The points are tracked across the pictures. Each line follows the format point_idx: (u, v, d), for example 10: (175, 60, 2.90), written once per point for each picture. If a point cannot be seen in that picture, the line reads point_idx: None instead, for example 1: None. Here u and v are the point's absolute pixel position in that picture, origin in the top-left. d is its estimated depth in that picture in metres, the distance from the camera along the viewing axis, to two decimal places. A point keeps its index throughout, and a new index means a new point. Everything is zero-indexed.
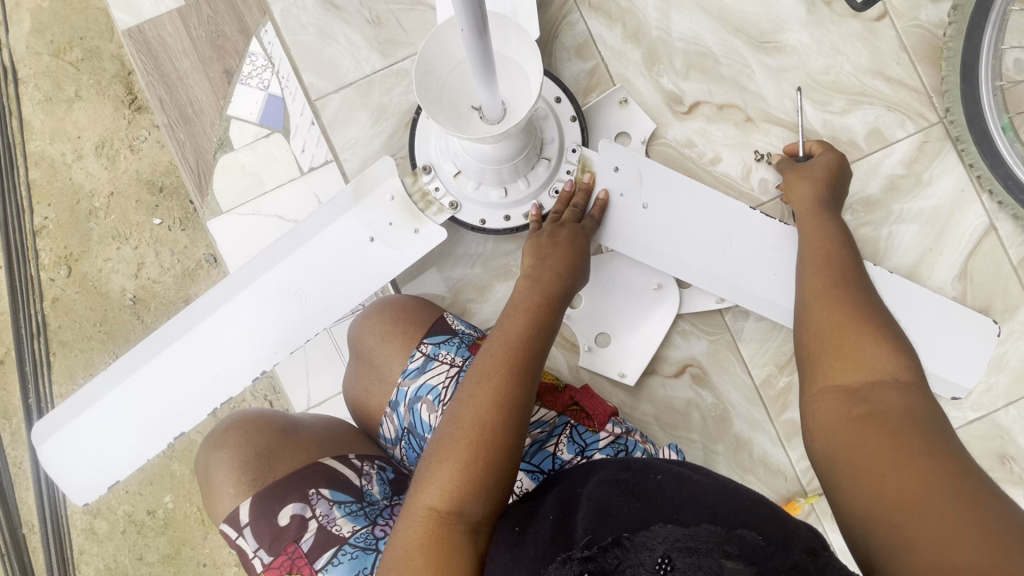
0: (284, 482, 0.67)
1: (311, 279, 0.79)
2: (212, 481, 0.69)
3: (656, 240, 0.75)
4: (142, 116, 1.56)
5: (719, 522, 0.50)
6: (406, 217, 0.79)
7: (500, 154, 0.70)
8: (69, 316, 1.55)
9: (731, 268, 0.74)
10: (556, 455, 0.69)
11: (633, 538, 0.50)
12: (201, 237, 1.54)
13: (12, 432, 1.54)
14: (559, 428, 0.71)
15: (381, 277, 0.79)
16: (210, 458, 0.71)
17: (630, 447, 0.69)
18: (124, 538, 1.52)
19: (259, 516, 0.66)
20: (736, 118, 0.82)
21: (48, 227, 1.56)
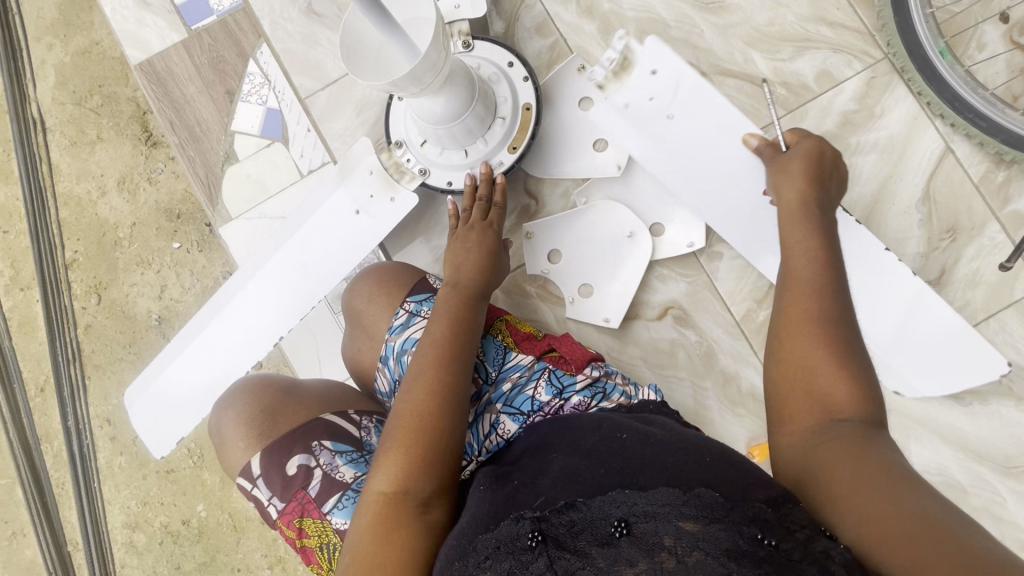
0: (289, 437, 0.75)
1: (316, 251, 0.87)
2: (224, 437, 0.78)
3: (666, 145, 0.81)
4: (158, 150, 1.69)
5: (678, 485, 0.54)
6: (384, 187, 0.87)
7: (449, 112, 0.77)
8: (100, 340, 1.66)
9: (704, 176, 0.80)
10: (535, 397, 0.75)
11: (589, 502, 0.56)
12: (217, 255, 1.64)
13: (55, 454, 1.64)
14: (537, 372, 0.77)
15: (371, 241, 0.87)
16: (221, 418, 0.79)
17: (608, 389, 0.75)
18: (162, 549, 1.58)
19: (270, 466, 0.74)
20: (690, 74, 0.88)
21: (79, 260, 1.69)
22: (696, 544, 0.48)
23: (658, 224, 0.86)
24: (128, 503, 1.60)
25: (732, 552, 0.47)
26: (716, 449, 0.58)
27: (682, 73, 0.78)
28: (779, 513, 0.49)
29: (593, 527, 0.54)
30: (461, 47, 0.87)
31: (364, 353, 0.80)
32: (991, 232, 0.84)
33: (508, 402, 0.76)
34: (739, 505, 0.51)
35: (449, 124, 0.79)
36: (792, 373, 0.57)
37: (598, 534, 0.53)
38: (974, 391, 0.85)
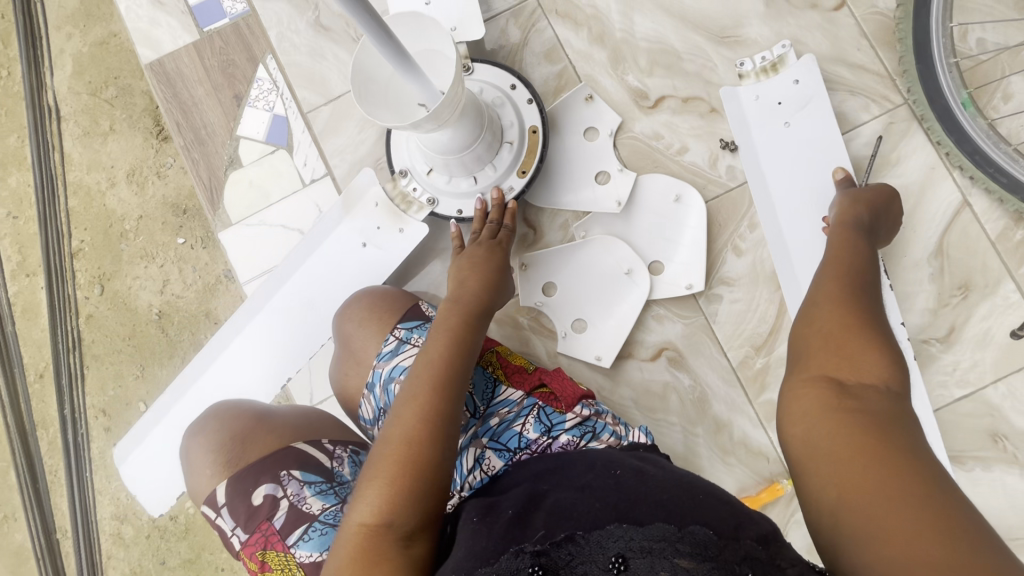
0: (255, 465, 0.74)
1: (320, 290, 0.86)
2: (195, 463, 0.77)
3: (769, 141, 0.82)
4: (168, 145, 1.70)
5: (674, 521, 0.53)
6: (392, 219, 0.86)
7: (457, 142, 0.76)
8: (101, 331, 1.67)
9: (785, 175, 0.80)
10: (523, 434, 0.73)
11: (587, 536, 0.54)
12: (220, 253, 1.65)
13: (49, 441, 1.65)
14: (527, 409, 0.76)
15: (378, 278, 0.86)
16: (191, 445, 0.78)
17: (597, 429, 0.73)
18: (148, 544, 1.59)
19: (234, 496, 0.73)
20: (701, 109, 0.86)
21: (84, 250, 1.69)
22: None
23: (658, 262, 0.83)
24: (118, 494, 1.61)
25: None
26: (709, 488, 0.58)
27: (819, 92, 0.82)
28: (771, 551, 0.51)
29: (591, 562, 0.52)
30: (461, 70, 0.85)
31: (349, 378, 0.79)
32: (1004, 292, 0.81)
33: (496, 437, 0.74)
34: (731, 543, 0.51)
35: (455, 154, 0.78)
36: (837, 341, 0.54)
37: (595, 572, 0.51)
38: (978, 456, 0.81)
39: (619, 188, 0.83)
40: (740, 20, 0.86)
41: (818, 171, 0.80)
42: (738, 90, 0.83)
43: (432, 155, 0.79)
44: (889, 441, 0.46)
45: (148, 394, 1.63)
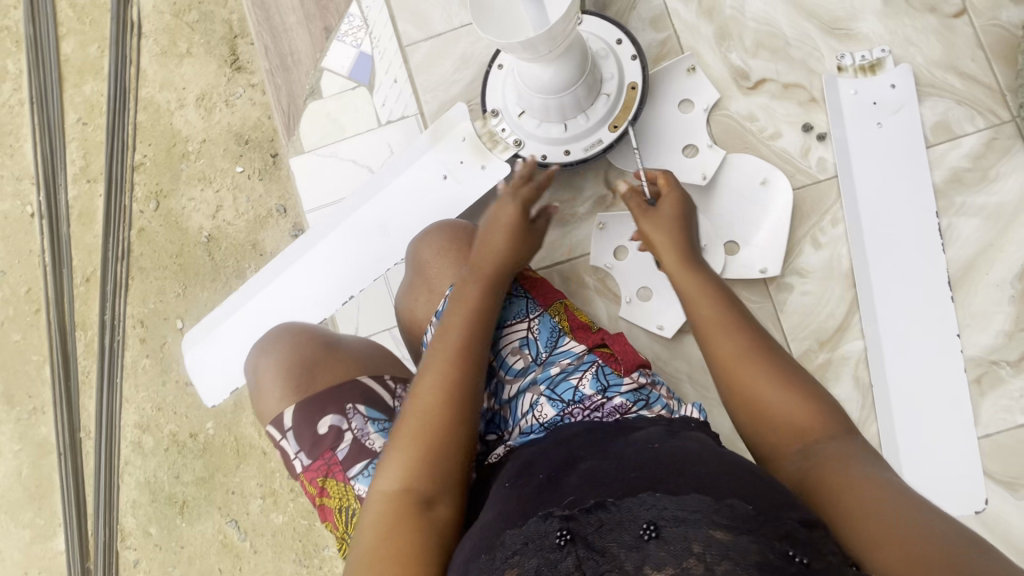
0: (323, 396, 0.78)
1: (397, 217, 0.94)
2: (262, 388, 0.80)
3: (859, 142, 0.83)
4: (241, 75, 1.73)
5: (710, 493, 0.52)
6: (475, 156, 0.92)
7: (556, 82, 0.77)
8: (149, 245, 1.70)
9: (870, 178, 0.83)
10: (579, 388, 0.76)
11: (618, 503, 0.54)
12: (275, 187, 1.68)
13: (86, 342, 1.69)
14: (586, 363, 0.78)
15: (449, 209, 0.91)
16: (259, 365, 0.82)
17: (650, 398, 0.75)
18: (165, 457, 1.62)
19: (301, 422, 0.77)
20: (800, 97, 0.85)
21: (145, 165, 1.73)
22: (726, 554, 0.47)
23: (735, 243, 0.83)
24: (143, 405, 1.65)
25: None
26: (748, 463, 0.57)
27: (912, 101, 0.83)
28: (813, 535, 0.49)
29: (621, 529, 0.52)
30: None
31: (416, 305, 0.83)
32: None
33: (552, 386, 0.77)
34: (773, 520, 0.50)
35: (549, 94, 0.79)
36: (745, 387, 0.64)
37: (625, 538, 0.51)
38: None
39: (706, 163, 0.83)
40: (855, 13, 0.85)
41: (903, 181, 0.82)
42: (839, 79, 0.84)
43: (528, 95, 0.82)
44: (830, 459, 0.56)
45: (186, 313, 1.66)
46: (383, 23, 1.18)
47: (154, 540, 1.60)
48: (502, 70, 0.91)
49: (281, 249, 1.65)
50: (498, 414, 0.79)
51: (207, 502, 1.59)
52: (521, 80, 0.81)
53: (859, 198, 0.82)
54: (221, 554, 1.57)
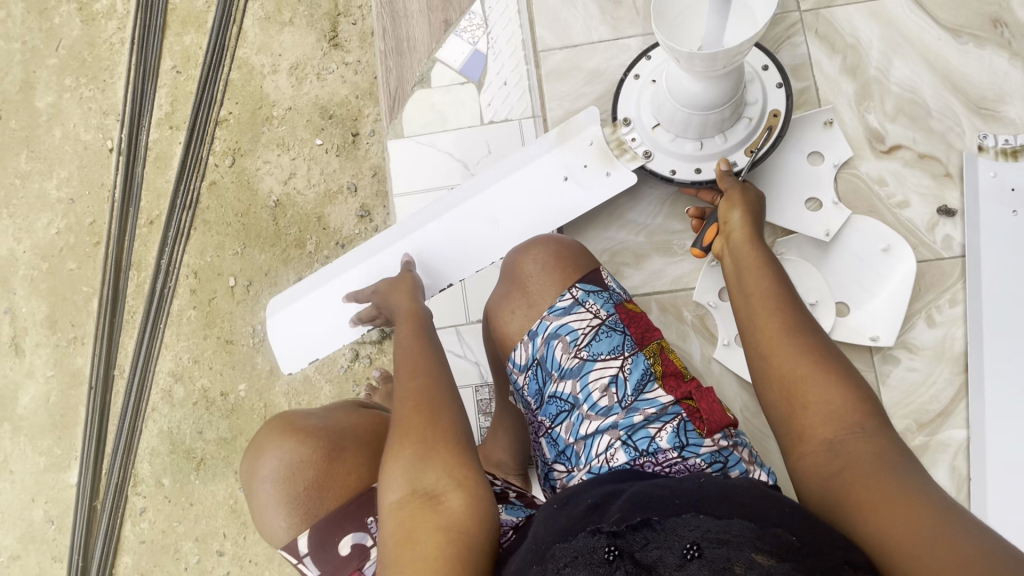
0: (342, 515, 0.80)
1: (508, 211, 0.96)
2: (266, 514, 0.81)
3: (992, 229, 0.84)
4: (336, 52, 1.76)
5: (753, 519, 0.51)
6: (600, 161, 0.94)
7: (704, 100, 0.80)
8: (217, 199, 1.71)
9: (997, 266, 0.83)
10: (655, 439, 0.71)
11: (662, 523, 0.53)
12: (350, 165, 1.70)
13: (137, 283, 1.69)
14: (669, 415, 0.72)
15: (571, 211, 0.94)
16: (262, 490, 0.81)
17: (730, 461, 0.70)
18: (191, 411, 1.60)
19: (318, 547, 0.80)
20: (934, 170, 0.86)
21: (229, 121, 1.75)
22: None
23: (845, 305, 0.85)
24: (181, 354, 1.63)
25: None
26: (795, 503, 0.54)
27: None
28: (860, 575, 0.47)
29: (664, 550, 0.51)
30: None
31: (509, 308, 0.84)
32: None
33: (630, 433, 0.72)
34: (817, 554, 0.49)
35: (691, 108, 0.82)
36: (787, 388, 0.62)
37: (670, 558, 0.50)
38: None
39: (830, 220, 0.85)
40: (1003, 98, 0.85)
41: None
42: (979, 158, 0.85)
43: (671, 109, 0.85)
44: (885, 477, 0.53)
45: (240, 272, 1.66)
46: (503, 26, 1.18)
47: (164, 492, 1.58)
48: (638, 79, 0.94)
49: (344, 228, 1.66)
50: (570, 447, 0.76)
51: (224, 463, 1.57)
52: (668, 92, 0.84)
53: (983, 283, 0.83)
54: (228, 519, 1.55)
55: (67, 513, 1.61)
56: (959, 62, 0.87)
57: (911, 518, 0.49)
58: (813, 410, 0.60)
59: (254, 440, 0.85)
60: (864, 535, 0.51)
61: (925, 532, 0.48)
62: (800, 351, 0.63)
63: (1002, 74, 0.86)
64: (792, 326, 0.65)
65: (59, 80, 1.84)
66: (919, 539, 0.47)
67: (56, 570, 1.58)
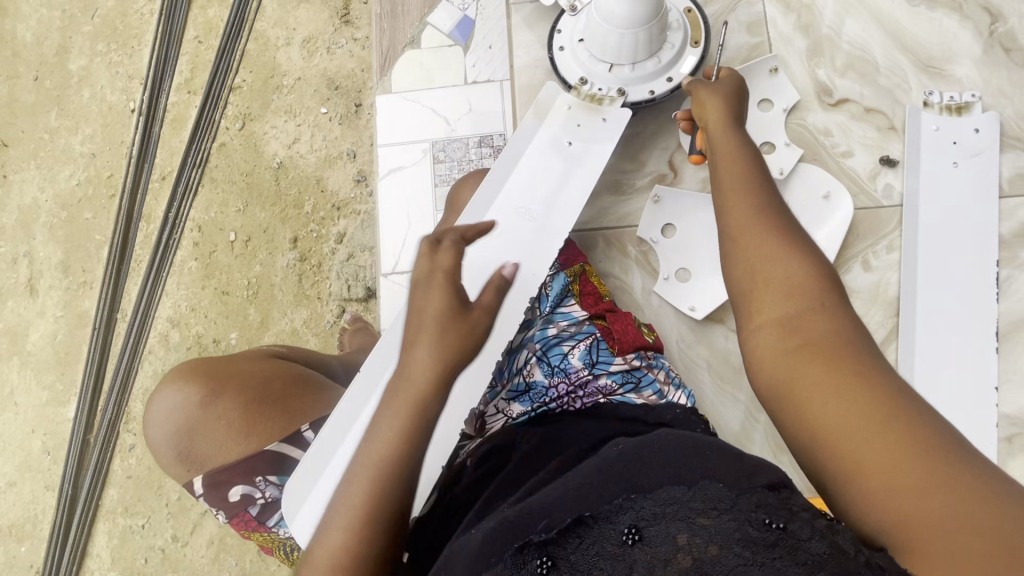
0: (230, 470, 0.86)
1: (553, 207, 0.98)
2: (162, 452, 0.87)
3: (937, 179, 0.91)
4: (347, 29, 1.86)
5: (683, 481, 0.53)
6: (591, 113, 1.02)
7: (650, 12, 0.94)
8: (226, 159, 1.81)
9: (937, 213, 0.90)
10: (568, 354, 0.84)
11: (593, 518, 0.53)
12: (352, 134, 1.78)
13: (146, 234, 1.80)
14: (582, 335, 0.86)
15: (590, 166, 1.00)
16: (158, 426, 0.86)
17: (640, 381, 0.81)
18: (184, 355, 1.69)
19: (211, 490, 0.87)
20: (879, 123, 0.95)
21: (242, 88, 1.86)
22: (712, 540, 0.47)
23: None
24: (180, 302, 1.72)
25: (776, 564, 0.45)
26: (721, 448, 0.57)
27: (993, 146, 0.90)
28: (783, 497, 0.50)
29: (603, 540, 0.51)
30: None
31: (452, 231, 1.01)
32: None
33: (545, 343, 0.86)
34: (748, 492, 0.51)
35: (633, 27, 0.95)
36: (753, 269, 0.60)
37: (608, 547, 0.51)
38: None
39: (783, 158, 0.93)
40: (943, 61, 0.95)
41: (968, 220, 0.89)
42: (923, 112, 0.94)
43: (620, 41, 0.98)
44: (839, 361, 0.52)
45: (241, 228, 1.75)
46: None
47: None
48: (564, 49, 1.06)
49: (341, 190, 1.74)
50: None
51: None
52: (610, 31, 0.97)
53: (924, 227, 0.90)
54: None
55: (63, 444, 1.70)
56: (911, 24, 0.96)
57: (862, 417, 0.48)
58: (764, 289, 0.58)
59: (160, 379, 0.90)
60: (803, 424, 0.51)
61: (883, 455, 0.46)
62: (769, 239, 0.61)
63: (951, 36, 0.95)
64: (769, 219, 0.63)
65: (92, 46, 1.97)
66: (858, 432, 0.48)
67: (48, 497, 1.67)
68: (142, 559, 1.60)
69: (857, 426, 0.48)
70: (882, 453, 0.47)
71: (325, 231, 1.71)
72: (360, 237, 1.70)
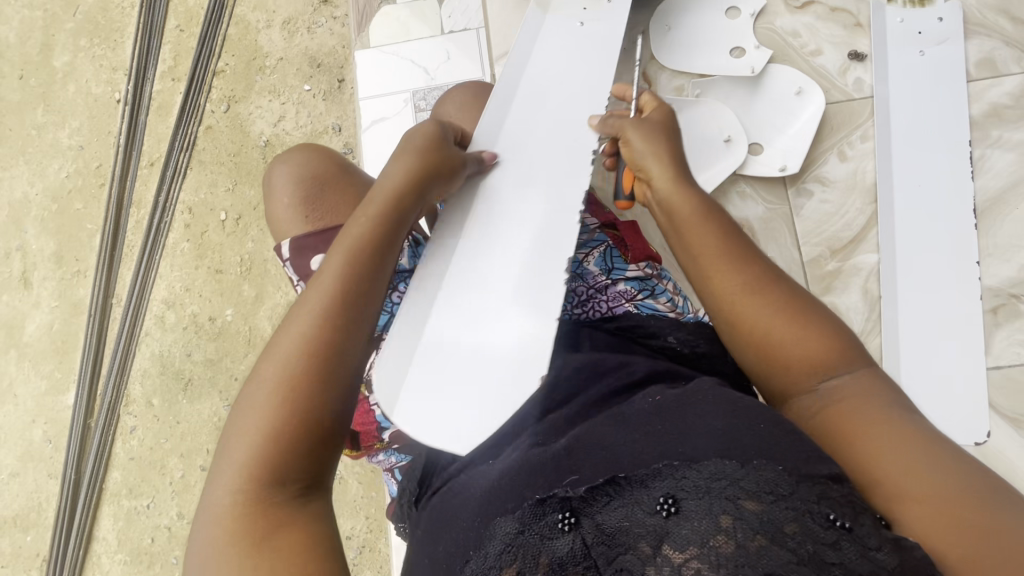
0: (323, 236, 0.91)
1: (580, 80, 1.06)
2: (272, 208, 0.96)
3: (901, 59, 1.22)
4: (326, 8, 1.87)
5: (736, 460, 0.61)
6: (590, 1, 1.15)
7: None
8: (213, 142, 1.82)
9: (904, 90, 1.20)
10: (585, 261, 0.93)
11: (627, 479, 0.63)
12: (336, 108, 1.80)
13: (136, 220, 1.80)
14: (596, 243, 0.94)
15: (600, 40, 1.10)
16: (274, 182, 0.97)
17: (654, 288, 0.92)
18: (182, 335, 1.69)
19: (298, 253, 0.91)
20: (846, 22, 1.25)
21: (225, 72, 1.87)
22: (758, 530, 0.55)
23: (758, 145, 1.21)
24: (175, 284, 1.73)
25: (818, 552, 0.54)
26: (769, 422, 0.65)
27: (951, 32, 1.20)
28: (841, 492, 0.60)
29: (635, 504, 0.60)
30: None
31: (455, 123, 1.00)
32: None
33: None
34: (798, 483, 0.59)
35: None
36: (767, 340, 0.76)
37: (641, 512, 0.59)
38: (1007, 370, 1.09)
39: (753, 61, 1.23)
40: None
41: (932, 93, 1.19)
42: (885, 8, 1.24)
43: None
44: (865, 412, 0.69)
45: (231, 207, 1.76)
46: None
47: (154, 411, 1.65)
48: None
49: None
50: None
51: (210, 383, 1.65)
52: None
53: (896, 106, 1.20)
54: (212, 436, 1.61)
55: (65, 432, 1.70)
56: None
57: (903, 454, 0.64)
58: (788, 349, 0.75)
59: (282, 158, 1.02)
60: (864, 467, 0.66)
61: (913, 460, 0.63)
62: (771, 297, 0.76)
63: None
64: (771, 279, 0.78)
65: (75, 41, 1.99)
66: (908, 480, 0.62)
67: (51, 485, 1.67)
68: (149, 539, 1.60)
69: (902, 465, 0.64)
70: (922, 482, 0.62)
71: None
72: None
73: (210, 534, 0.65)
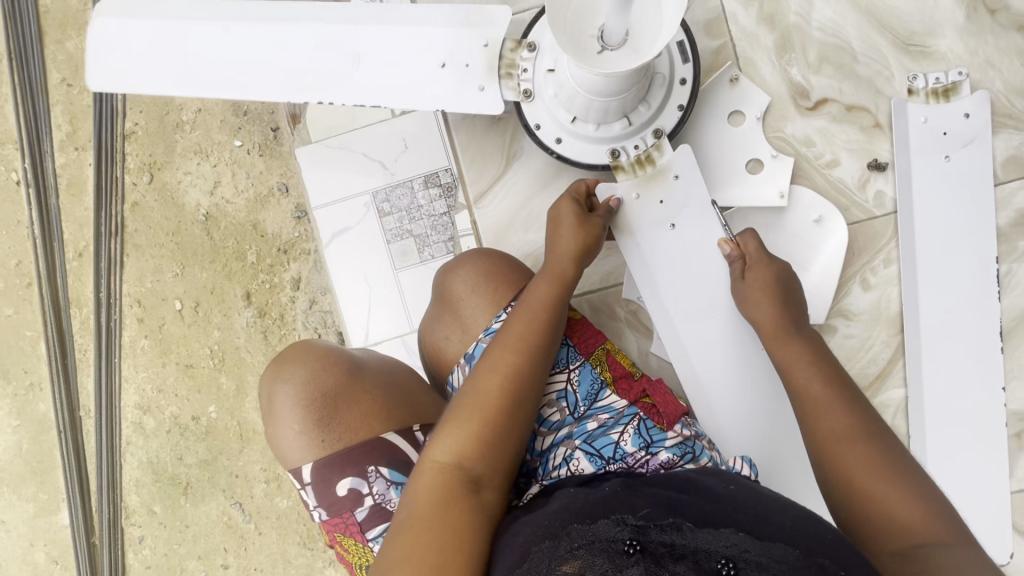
0: (343, 461, 1.04)
1: (694, 262, 1.18)
2: (281, 425, 1.05)
3: (935, 168, 1.24)
4: None
5: (797, 548, 0.68)
6: (657, 176, 1.19)
7: (602, 93, 1.08)
8: (144, 221, 1.61)
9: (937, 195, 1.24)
10: (620, 443, 0.97)
11: (690, 528, 0.70)
12: (276, 164, 1.57)
13: (82, 321, 1.62)
14: (626, 419, 1.00)
15: (684, 201, 1.18)
16: (282, 401, 1.06)
17: (695, 450, 0.97)
18: (167, 439, 1.61)
19: (323, 482, 1.04)
20: (864, 120, 1.29)
21: (137, 134, 1.60)
22: None
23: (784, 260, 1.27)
24: (144, 386, 1.61)
25: None
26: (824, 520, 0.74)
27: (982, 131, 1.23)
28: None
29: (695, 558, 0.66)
30: (527, 52, 1.19)
31: (469, 311, 1.07)
32: None
33: (586, 438, 0.99)
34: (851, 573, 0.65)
35: (619, 93, 1.09)
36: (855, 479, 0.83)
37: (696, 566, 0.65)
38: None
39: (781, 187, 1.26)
40: (924, 41, 1.28)
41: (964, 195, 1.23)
42: (908, 104, 1.26)
43: (588, 105, 1.14)
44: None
45: (185, 294, 1.60)
46: None
47: (159, 519, 1.61)
48: (449, 69, 1.18)
49: (283, 232, 1.57)
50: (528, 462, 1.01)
51: (210, 484, 1.59)
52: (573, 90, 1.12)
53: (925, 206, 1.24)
54: (225, 535, 1.60)
55: (69, 551, 1.64)
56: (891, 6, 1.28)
57: None
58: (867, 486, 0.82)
59: (279, 366, 1.08)
60: None
61: None
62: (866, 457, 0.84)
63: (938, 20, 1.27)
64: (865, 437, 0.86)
65: None
66: None
67: None
68: None
69: None
70: None
71: (279, 279, 1.57)
72: (317, 279, 1.56)
73: (422, 482, 0.82)
